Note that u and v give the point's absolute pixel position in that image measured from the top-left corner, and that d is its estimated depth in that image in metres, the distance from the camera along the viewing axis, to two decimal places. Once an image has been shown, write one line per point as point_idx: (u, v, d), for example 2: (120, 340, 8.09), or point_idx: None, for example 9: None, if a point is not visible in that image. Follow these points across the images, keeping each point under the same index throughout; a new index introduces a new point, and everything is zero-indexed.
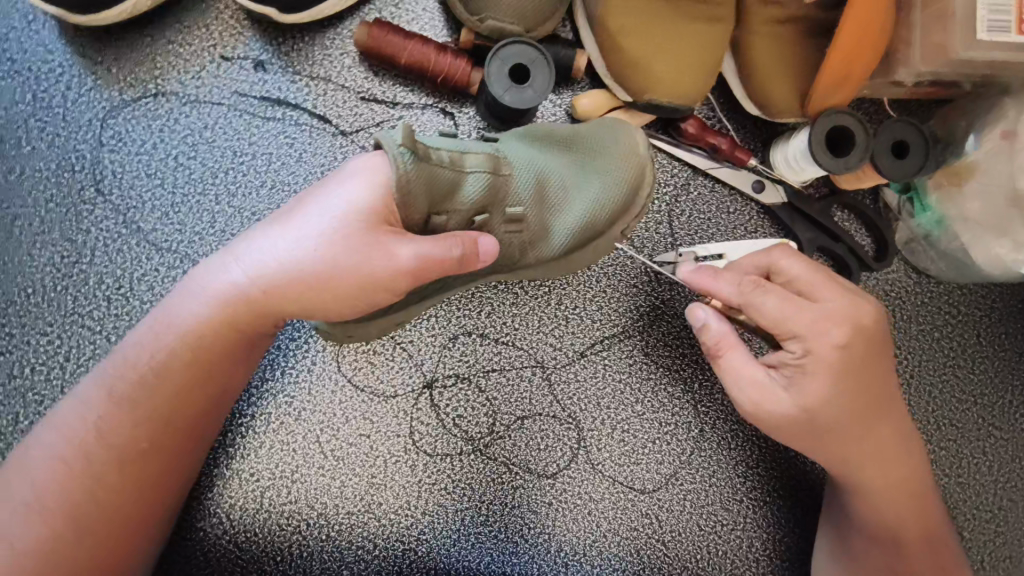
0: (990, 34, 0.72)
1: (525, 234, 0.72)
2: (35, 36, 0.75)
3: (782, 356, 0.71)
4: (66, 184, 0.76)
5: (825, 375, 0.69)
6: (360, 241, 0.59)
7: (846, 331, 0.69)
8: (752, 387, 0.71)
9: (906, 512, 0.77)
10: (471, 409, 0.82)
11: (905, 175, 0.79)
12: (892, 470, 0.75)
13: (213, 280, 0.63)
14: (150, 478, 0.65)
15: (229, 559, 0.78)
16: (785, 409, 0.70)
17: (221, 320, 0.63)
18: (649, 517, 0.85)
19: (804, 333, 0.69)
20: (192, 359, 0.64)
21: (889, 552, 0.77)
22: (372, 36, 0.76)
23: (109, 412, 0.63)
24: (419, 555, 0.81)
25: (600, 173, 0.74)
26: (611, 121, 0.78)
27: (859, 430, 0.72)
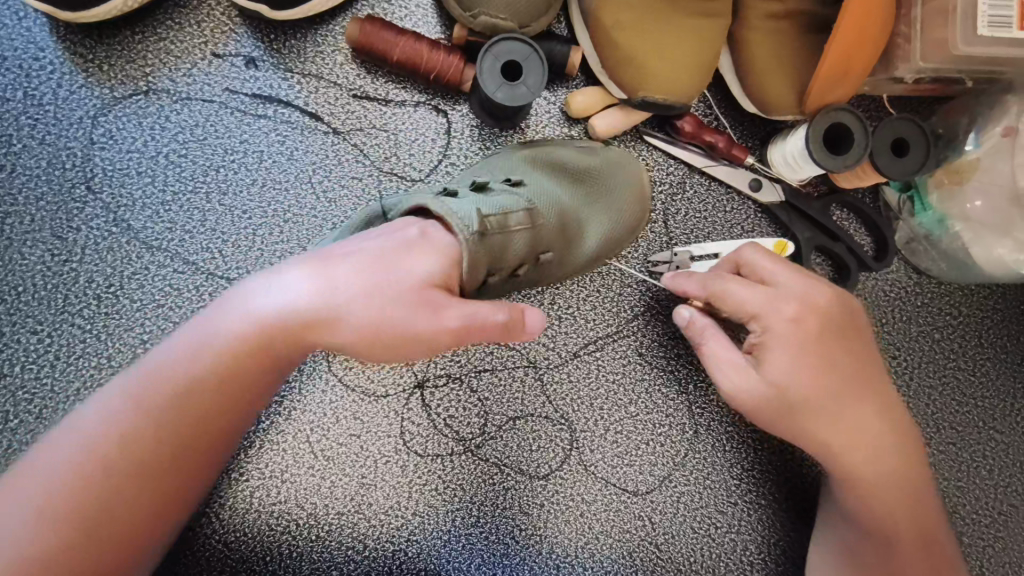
0: (990, 29, 0.71)
1: (550, 266, 0.72)
2: (26, 33, 0.75)
3: (751, 341, 0.71)
4: (56, 182, 0.76)
5: (787, 350, 0.68)
6: (401, 293, 0.53)
7: (796, 305, 0.69)
8: (730, 373, 0.70)
9: (899, 506, 0.73)
10: (463, 409, 0.82)
11: (905, 174, 0.78)
12: (880, 463, 0.72)
13: (230, 318, 0.56)
14: (126, 531, 0.56)
15: (219, 558, 0.78)
16: (756, 389, 0.69)
17: (238, 365, 0.56)
18: (642, 519, 0.84)
19: (764, 314, 0.69)
20: (206, 407, 0.57)
21: (885, 551, 0.74)
22: (363, 32, 0.75)
23: (99, 460, 0.54)
24: (409, 556, 0.81)
25: (610, 204, 0.80)
26: (614, 151, 0.82)
27: (835, 416, 0.70)
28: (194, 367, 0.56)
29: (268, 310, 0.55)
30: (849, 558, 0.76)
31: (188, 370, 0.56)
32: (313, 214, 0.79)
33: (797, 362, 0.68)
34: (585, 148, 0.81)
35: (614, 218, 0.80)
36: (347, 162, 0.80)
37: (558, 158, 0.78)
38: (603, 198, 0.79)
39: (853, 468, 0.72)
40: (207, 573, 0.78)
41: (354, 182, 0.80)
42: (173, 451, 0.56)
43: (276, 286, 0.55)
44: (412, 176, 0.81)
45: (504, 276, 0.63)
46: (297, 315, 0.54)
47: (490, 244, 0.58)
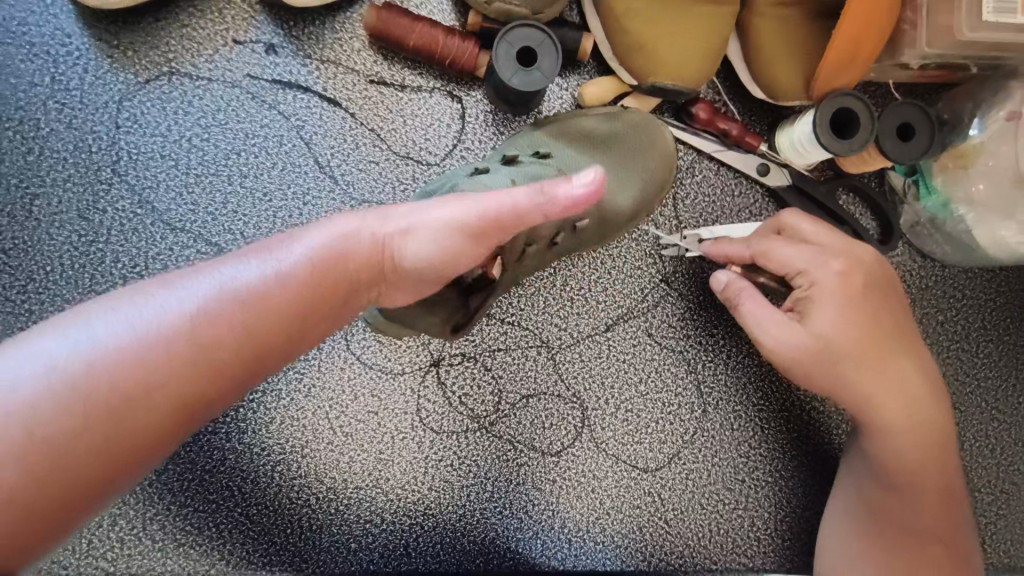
0: (996, 15, 0.74)
1: (583, 237, 0.76)
2: (53, 20, 0.77)
3: (795, 298, 0.74)
4: (83, 165, 0.78)
5: (836, 303, 0.72)
6: (454, 249, 0.58)
7: (843, 263, 0.73)
8: (770, 331, 0.72)
9: (928, 458, 0.77)
10: (477, 387, 0.84)
11: (910, 158, 0.79)
12: (918, 414, 0.76)
13: (285, 256, 0.56)
14: (101, 465, 0.50)
15: (242, 531, 0.81)
16: (804, 341, 0.72)
17: (282, 309, 0.55)
18: (651, 495, 0.86)
19: (812, 269, 0.73)
20: (244, 341, 0.54)
21: (906, 500, 0.77)
22: (380, 19, 0.77)
23: (122, 373, 0.50)
24: (425, 529, 0.83)
25: (644, 171, 0.80)
26: (637, 115, 0.81)
27: (877, 369, 0.73)
28: (244, 290, 0.54)
29: (323, 253, 0.57)
30: (872, 509, 0.79)
31: (231, 292, 0.54)
32: (332, 197, 0.81)
33: (845, 314, 0.72)
34: (607, 113, 0.81)
35: (646, 180, 0.81)
36: (364, 147, 0.82)
37: (585, 128, 0.81)
38: (633, 157, 0.80)
39: (891, 419, 0.75)
40: (230, 545, 0.81)
41: (372, 166, 0.82)
42: (199, 382, 0.53)
43: (335, 233, 0.58)
44: (428, 160, 0.83)
45: (543, 244, 0.69)
46: (353, 261, 0.57)
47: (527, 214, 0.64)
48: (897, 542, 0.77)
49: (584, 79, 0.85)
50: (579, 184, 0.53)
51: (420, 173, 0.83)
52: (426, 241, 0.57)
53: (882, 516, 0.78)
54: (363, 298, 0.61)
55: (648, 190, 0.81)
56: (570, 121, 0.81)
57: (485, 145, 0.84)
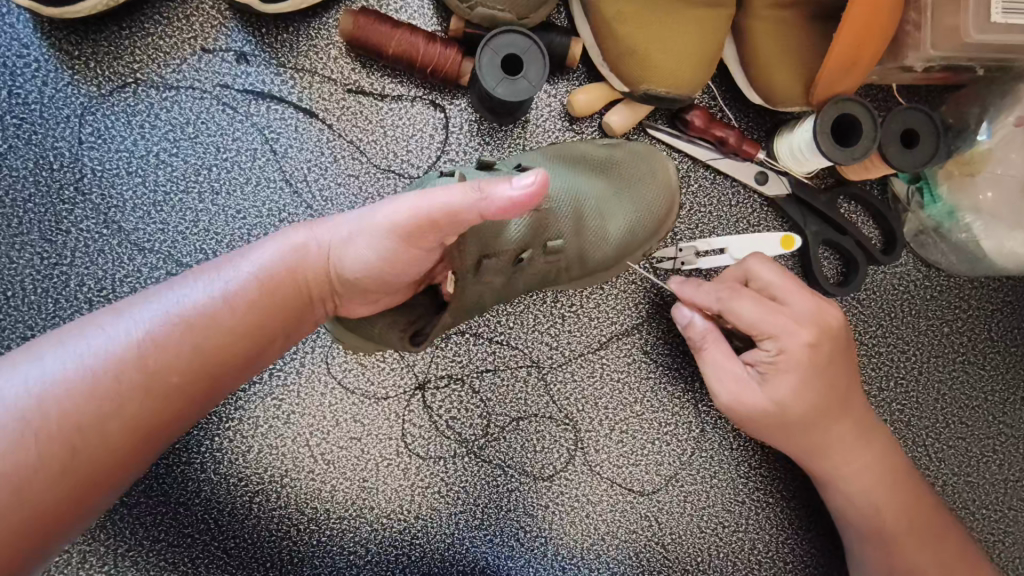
0: (1004, 16, 0.70)
1: (561, 262, 0.71)
2: (9, 30, 0.73)
3: (759, 356, 0.72)
4: (44, 183, 0.74)
5: (796, 368, 0.70)
6: (389, 256, 0.54)
7: (812, 337, 0.70)
8: (730, 380, 0.73)
9: (891, 499, 0.75)
10: (465, 410, 0.80)
11: (913, 167, 0.76)
12: (873, 462, 0.75)
13: (232, 273, 0.55)
14: (58, 499, 0.46)
15: (219, 565, 0.77)
16: (758, 404, 0.72)
17: (236, 325, 0.53)
18: (648, 519, 0.83)
19: (778, 331, 0.70)
20: (199, 360, 0.52)
21: (886, 545, 0.75)
22: (356, 26, 0.73)
23: (73, 404, 0.47)
24: (413, 559, 0.80)
25: (637, 198, 0.76)
26: (639, 146, 0.79)
27: (831, 422, 0.73)
28: (194, 308, 0.52)
29: (274, 266, 0.55)
30: (855, 553, 0.78)
31: (182, 311, 0.52)
32: (310, 213, 0.77)
33: (805, 383, 0.71)
34: (608, 143, 0.78)
35: (638, 210, 0.76)
36: (343, 160, 0.78)
37: (580, 151, 0.77)
38: (630, 184, 0.76)
39: (845, 470, 0.75)
40: None
41: (351, 180, 0.78)
42: (155, 405, 0.50)
43: (284, 245, 0.56)
44: (410, 173, 0.79)
45: (505, 259, 0.63)
46: (305, 273, 0.56)
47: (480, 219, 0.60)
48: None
49: (573, 86, 0.81)
50: (517, 186, 0.49)
51: (402, 186, 0.79)
52: (367, 250, 0.54)
53: (865, 557, 0.77)
54: (321, 312, 0.59)
55: (639, 219, 0.76)
56: (564, 145, 0.77)
57: (470, 157, 0.80)
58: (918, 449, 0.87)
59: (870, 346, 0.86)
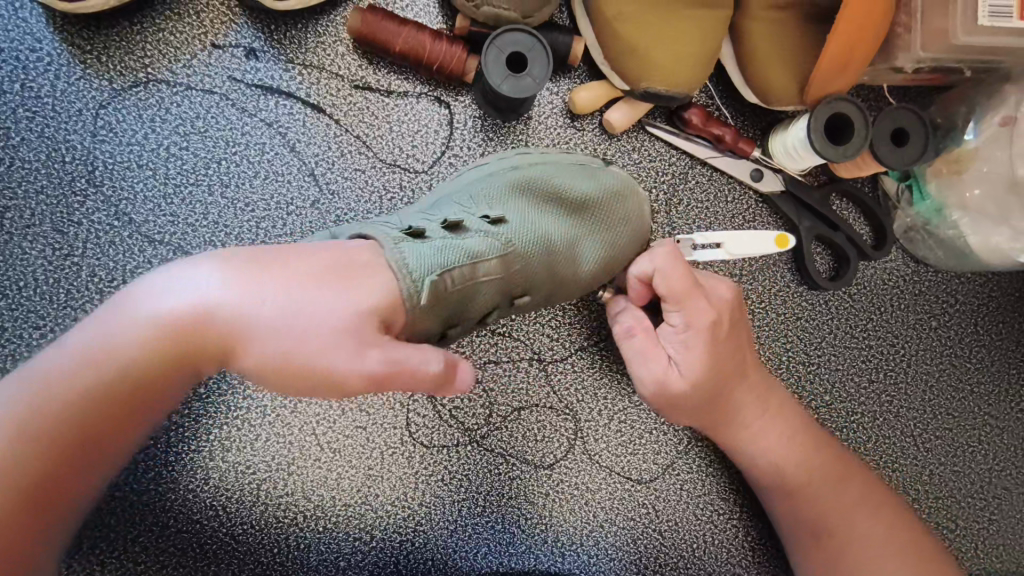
0: (991, 19, 0.72)
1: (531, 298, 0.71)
2: (22, 24, 0.74)
3: (669, 334, 0.73)
4: (56, 175, 0.75)
5: (699, 338, 0.72)
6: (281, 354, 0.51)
7: (712, 310, 0.72)
8: (652, 358, 0.73)
9: (798, 451, 0.78)
10: (468, 400, 0.82)
11: (904, 164, 0.78)
12: (773, 421, 0.78)
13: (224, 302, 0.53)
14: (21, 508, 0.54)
15: (227, 550, 0.79)
16: (673, 374, 0.72)
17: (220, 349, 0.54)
18: (645, 507, 0.85)
19: (686, 307, 0.71)
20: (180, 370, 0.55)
21: (807, 497, 0.77)
22: (365, 23, 0.75)
23: (28, 431, 0.53)
24: (416, 546, 0.81)
25: (601, 236, 0.76)
26: (613, 179, 0.78)
27: (738, 382, 0.75)
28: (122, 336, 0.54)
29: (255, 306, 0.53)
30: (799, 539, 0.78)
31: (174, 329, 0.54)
32: (317, 207, 0.79)
33: (709, 354, 0.72)
34: (585, 169, 0.78)
35: (614, 246, 0.77)
36: (350, 155, 0.80)
37: (555, 188, 0.75)
38: (606, 223, 0.76)
39: (745, 434, 0.77)
40: (215, 565, 0.79)
41: (357, 174, 0.80)
42: (99, 421, 0.55)
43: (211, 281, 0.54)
44: (416, 168, 0.81)
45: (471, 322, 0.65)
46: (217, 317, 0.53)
47: (449, 297, 0.60)
48: (821, 536, 0.77)
49: (575, 84, 0.83)
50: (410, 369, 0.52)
51: (408, 181, 0.81)
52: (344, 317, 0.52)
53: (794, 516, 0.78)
54: None
55: (613, 254, 0.77)
56: (539, 177, 0.75)
57: (474, 153, 0.82)
58: (907, 439, 0.89)
59: (860, 339, 0.89)
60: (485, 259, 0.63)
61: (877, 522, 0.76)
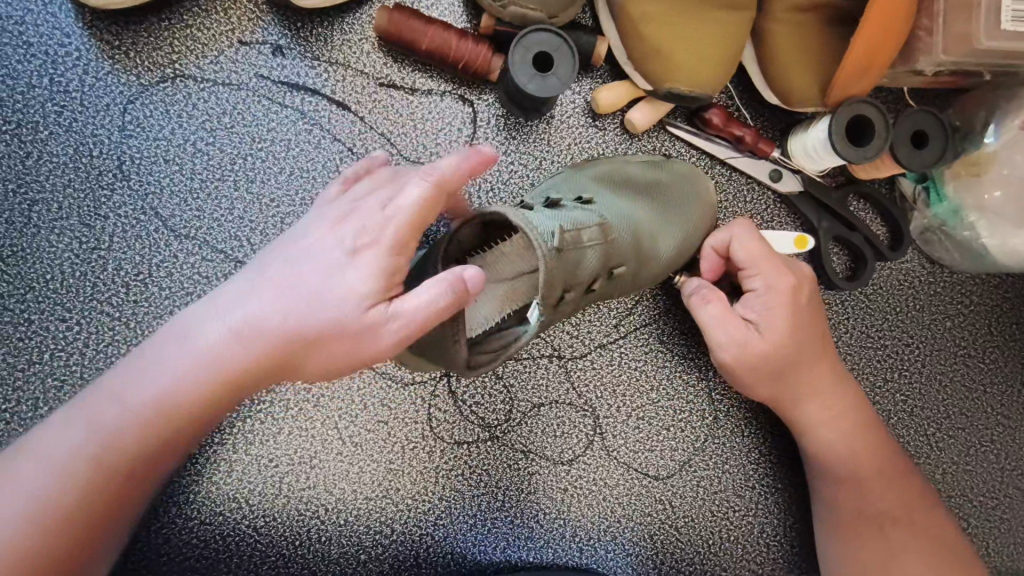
0: (1013, 24, 0.73)
1: (624, 280, 0.73)
2: (51, 19, 0.75)
3: (749, 302, 0.75)
4: (84, 170, 0.76)
5: (783, 303, 0.74)
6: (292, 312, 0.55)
7: (790, 277, 0.75)
8: (735, 328, 0.74)
9: (858, 447, 0.79)
10: (489, 396, 0.83)
11: (922, 167, 0.79)
12: (841, 410, 0.79)
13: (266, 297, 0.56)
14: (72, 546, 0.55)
15: (249, 543, 0.79)
16: (757, 348, 0.74)
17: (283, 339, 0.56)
18: (662, 503, 0.86)
19: (764, 271, 0.74)
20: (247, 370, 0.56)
21: (854, 488, 0.79)
22: (392, 21, 0.75)
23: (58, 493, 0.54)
24: (436, 539, 0.82)
25: (680, 219, 0.79)
26: (682, 168, 0.82)
27: (810, 365, 0.76)
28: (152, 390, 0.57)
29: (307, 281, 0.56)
30: (834, 531, 0.79)
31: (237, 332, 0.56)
32: None
33: (791, 328, 0.74)
34: (650, 163, 0.81)
35: (687, 230, 0.79)
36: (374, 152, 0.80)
37: (628, 176, 0.78)
38: (678, 207, 0.79)
39: (819, 416, 0.78)
40: (237, 557, 0.79)
41: None
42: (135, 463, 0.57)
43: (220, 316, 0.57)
44: None
45: (579, 292, 0.65)
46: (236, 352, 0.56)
47: (567, 258, 0.61)
48: (852, 531, 0.78)
49: (596, 84, 0.83)
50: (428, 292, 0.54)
51: None
52: (418, 287, 0.55)
53: (835, 502, 0.80)
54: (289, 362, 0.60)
55: (688, 241, 0.79)
56: (610, 169, 0.78)
57: (496, 151, 0.82)
58: (920, 438, 0.90)
59: (876, 338, 0.90)
60: (588, 228, 0.64)
61: (910, 531, 0.77)
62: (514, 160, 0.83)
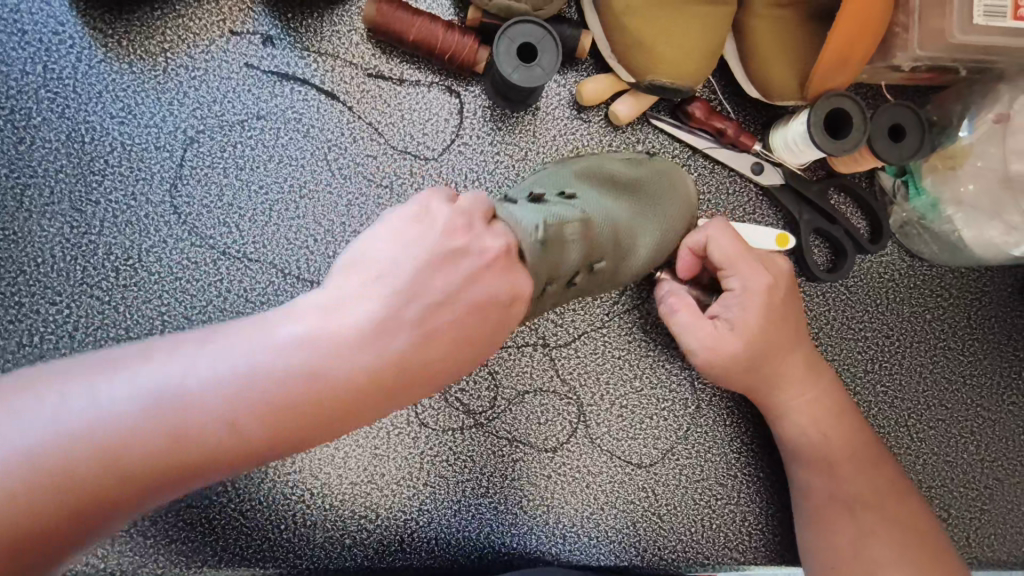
0: (986, 18, 0.75)
1: (603, 277, 0.72)
2: (46, 8, 0.76)
3: (726, 298, 0.77)
4: (76, 155, 0.77)
5: (756, 294, 0.75)
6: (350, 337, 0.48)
7: (764, 268, 0.77)
8: (706, 327, 0.76)
9: (834, 433, 0.80)
10: (474, 383, 0.84)
11: (900, 158, 0.81)
12: (815, 400, 0.80)
13: (338, 295, 0.49)
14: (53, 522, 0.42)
15: (235, 526, 0.80)
16: (729, 337, 0.75)
17: (344, 392, 0.47)
18: (645, 491, 0.87)
19: (741, 269, 0.76)
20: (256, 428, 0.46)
21: (824, 473, 0.80)
22: (379, 13, 0.77)
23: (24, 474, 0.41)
24: (420, 525, 0.83)
25: (660, 216, 0.79)
26: (665, 167, 0.83)
27: (785, 352, 0.78)
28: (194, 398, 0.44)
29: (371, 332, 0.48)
30: (812, 518, 0.80)
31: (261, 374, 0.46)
32: (329, 191, 0.81)
33: (765, 315, 0.76)
34: (632, 160, 0.82)
35: (665, 226, 0.79)
36: (362, 141, 0.82)
37: (610, 171, 0.79)
38: (655, 204, 0.79)
39: (794, 402, 0.80)
40: (222, 541, 0.80)
41: (369, 160, 0.82)
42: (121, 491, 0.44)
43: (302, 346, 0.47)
44: (426, 155, 0.83)
45: (559, 287, 0.64)
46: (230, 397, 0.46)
47: (551, 252, 0.60)
48: (820, 514, 0.79)
49: (581, 77, 0.85)
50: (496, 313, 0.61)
51: (418, 168, 0.83)
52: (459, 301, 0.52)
53: (807, 489, 0.81)
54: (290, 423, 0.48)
55: (667, 238, 0.79)
56: (594, 165, 0.79)
57: (483, 141, 0.84)
58: (901, 429, 0.92)
59: (856, 330, 0.91)
60: (571, 222, 0.64)
61: (880, 515, 0.78)
62: (500, 151, 0.84)
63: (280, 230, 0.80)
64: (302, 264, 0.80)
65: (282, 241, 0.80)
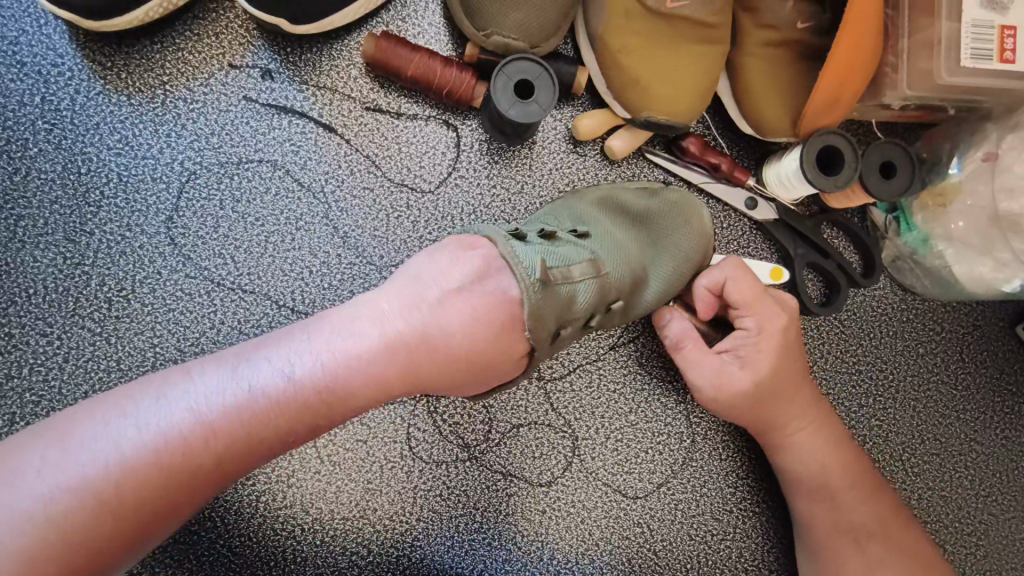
0: (974, 60, 0.76)
1: (617, 313, 0.72)
2: (45, 40, 0.76)
3: (737, 340, 0.77)
4: (71, 186, 0.77)
5: (770, 343, 0.76)
6: (372, 348, 0.54)
7: (776, 317, 0.76)
8: (714, 368, 0.76)
9: (832, 464, 0.80)
10: (468, 416, 0.83)
11: (892, 194, 0.82)
12: (814, 433, 0.80)
13: (361, 308, 0.56)
14: (124, 521, 0.49)
15: (224, 563, 0.79)
16: (741, 379, 0.75)
17: (368, 383, 0.54)
18: (640, 526, 0.86)
19: (758, 311, 0.76)
20: (245, 442, 0.53)
21: (827, 509, 0.80)
22: (378, 49, 0.77)
23: (103, 476, 0.49)
24: (412, 561, 0.82)
25: (670, 249, 0.78)
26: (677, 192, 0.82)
27: (787, 390, 0.78)
28: (229, 404, 0.52)
29: (372, 352, 0.54)
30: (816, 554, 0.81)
31: (247, 391, 0.52)
32: (324, 223, 0.81)
33: (777, 358, 0.76)
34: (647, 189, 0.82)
35: (679, 258, 0.78)
36: (359, 173, 0.82)
37: (622, 202, 0.80)
38: (670, 237, 0.78)
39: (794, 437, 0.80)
40: None
41: (366, 192, 0.82)
42: (185, 483, 0.51)
43: (322, 352, 0.54)
44: (422, 187, 0.83)
45: (576, 327, 0.64)
46: (268, 393, 0.53)
47: (555, 294, 0.59)
48: (831, 549, 0.79)
49: (578, 112, 0.86)
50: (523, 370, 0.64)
51: (414, 201, 0.83)
52: (475, 325, 0.56)
53: (811, 523, 0.81)
54: (315, 415, 0.54)
55: (681, 268, 0.78)
56: (608, 195, 0.80)
57: (479, 175, 0.84)
58: (896, 464, 0.91)
59: (850, 364, 0.91)
60: (578, 262, 0.63)
61: (887, 547, 0.79)
62: (496, 184, 0.84)
63: (275, 262, 0.80)
64: (297, 295, 0.80)
65: (278, 273, 0.80)
